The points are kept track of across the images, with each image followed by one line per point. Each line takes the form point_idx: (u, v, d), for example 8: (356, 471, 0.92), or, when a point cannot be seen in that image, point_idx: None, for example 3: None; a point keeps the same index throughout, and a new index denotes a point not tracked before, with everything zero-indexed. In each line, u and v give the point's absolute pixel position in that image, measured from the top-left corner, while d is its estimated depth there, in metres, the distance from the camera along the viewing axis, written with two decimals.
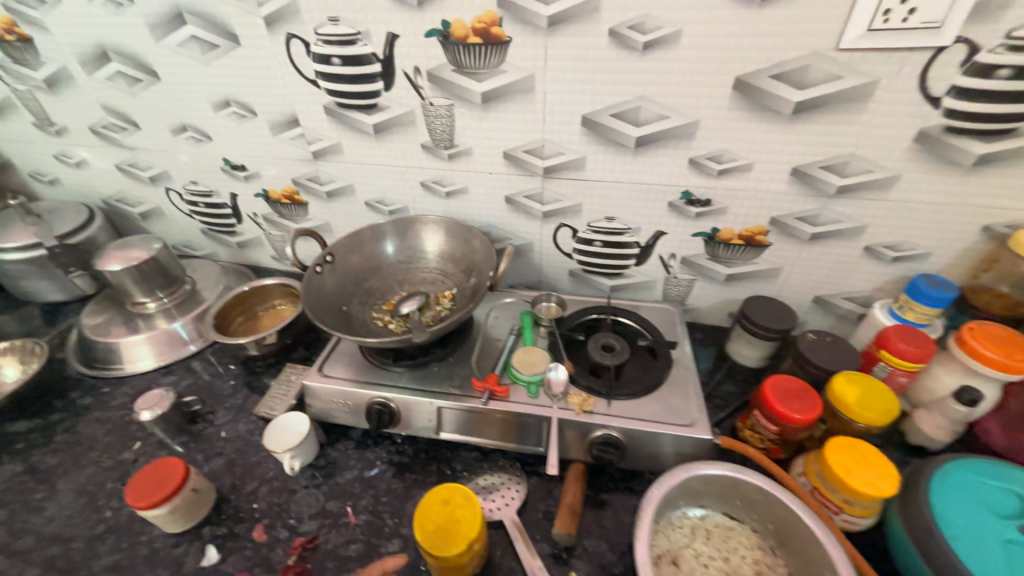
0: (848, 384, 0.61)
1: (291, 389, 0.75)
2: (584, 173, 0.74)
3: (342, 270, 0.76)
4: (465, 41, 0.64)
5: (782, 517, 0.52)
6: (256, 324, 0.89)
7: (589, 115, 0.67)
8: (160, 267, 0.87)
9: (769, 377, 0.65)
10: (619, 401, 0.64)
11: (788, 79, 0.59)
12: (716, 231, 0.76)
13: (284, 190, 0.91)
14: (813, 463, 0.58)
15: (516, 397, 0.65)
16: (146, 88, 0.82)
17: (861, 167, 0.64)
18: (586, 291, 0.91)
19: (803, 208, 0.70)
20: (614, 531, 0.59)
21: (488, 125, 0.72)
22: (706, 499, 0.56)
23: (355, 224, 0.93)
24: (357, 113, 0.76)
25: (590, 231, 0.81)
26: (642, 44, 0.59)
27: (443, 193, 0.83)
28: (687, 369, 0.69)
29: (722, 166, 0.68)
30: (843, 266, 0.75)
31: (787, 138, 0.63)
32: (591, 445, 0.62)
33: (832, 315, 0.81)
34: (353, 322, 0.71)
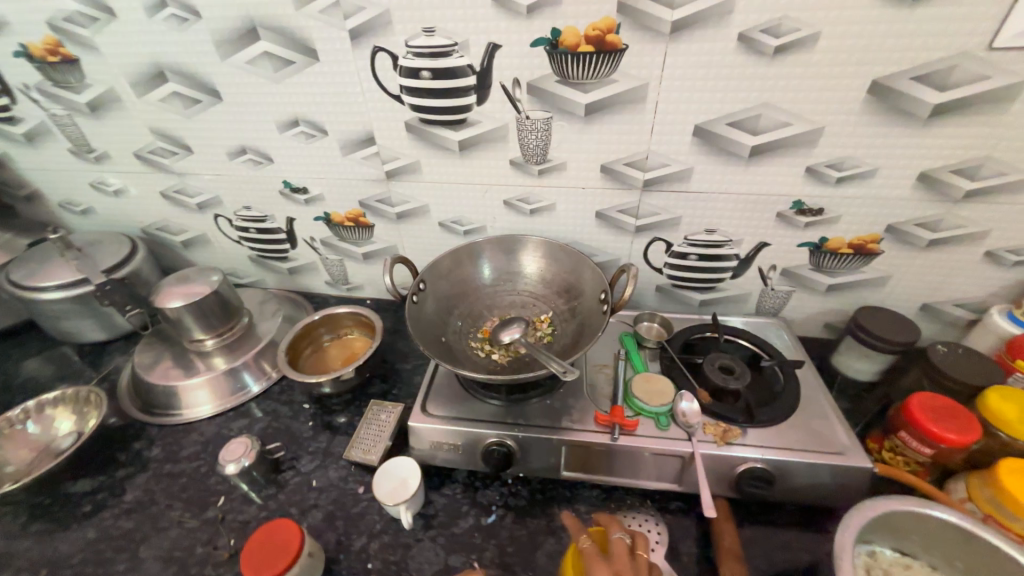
0: (1003, 400, 0.57)
1: (381, 429, 0.69)
2: (688, 184, 0.70)
3: (433, 298, 0.71)
4: (576, 50, 0.60)
5: (978, 556, 0.47)
6: (326, 357, 0.84)
7: (703, 124, 0.64)
8: (221, 301, 0.80)
9: (912, 395, 0.60)
10: (759, 429, 0.59)
11: (929, 81, 0.55)
12: (824, 240, 0.72)
13: (349, 212, 0.86)
14: (981, 488, 0.54)
15: (645, 431, 0.60)
16: (205, 110, 0.76)
17: (995, 170, 0.61)
18: (673, 306, 0.86)
19: (924, 214, 0.66)
20: (772, 573, 0.54)
21: (588, 138, 0.68)
22: (877, 536, 0.52)
23: (425, 245, 0.87)
24: (442, 129, 0.71)
25: (686, 245, 0.77)
26: (774, 48, 0.56)
27: (528, 211, 0.78)
28: (815, 390, 0.65)
29: (842, 173, 0.65)
30: (958, 272, 0.72)
31: (918, 142, 0.60)
32: (738, 480, 0.57)
33: (939, 322, 0.78)
34: (454, 355, 0.66)
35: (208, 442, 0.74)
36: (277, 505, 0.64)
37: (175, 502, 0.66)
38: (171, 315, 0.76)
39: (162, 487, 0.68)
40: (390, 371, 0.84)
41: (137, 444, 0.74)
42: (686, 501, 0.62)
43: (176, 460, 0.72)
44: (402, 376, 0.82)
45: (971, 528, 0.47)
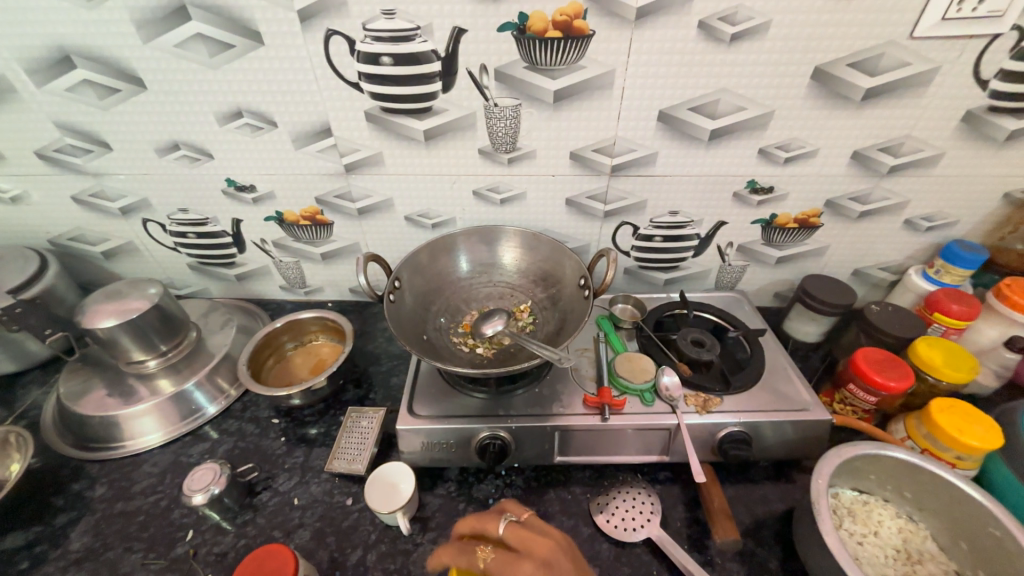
0: (929, 348, 0.66)
1: (364, 436, 0.66)
2: (653, 168, 0.72)
3: (409, 296, 0.69)
4: (544, 35, 0.59)
5: (922, 484, 0.55)
6: (291, 367, 0.78)
7: (667, 109, 0.66)
8: (163, 316, 0.71)
9: (857, 350, 0.67)
10: (733, 395, 0.64)
11: (861, 67, 0.61)
12: (774, 216, 0.78)
13: (304, 210, 0.80)
14: (917, 427, 0.62)
15: (631, 408, 0.62)
16: (126, 100, 0.67)
17: (913, 147, 0.69)
18: (640, 287, 0.90)
19: (856, 188, 0.74)
20: (754, 525, 0.59)
21: (558, 125, 0.68)
22: (840, 479, 0.58)
23: (390, 241, 0.84)
24: (405, 118, 0.68)
25: (652, 227, 0.80)
26: (730, 35, 0.59)
27: (498, 201, 0.77)
28: (775, 355, 0.71)
29: (789, 154, 0.70)
30: (883, 240, 0.81)
31: (852, 123, 0.67)
32: (720, 444, 0.61)
33: (868, 285, 0.87)
34: (438, 353, 0.65)
35: (164, 473, 0.67)
36: (257, 531, 0.59)
37: (133, 544, 0.59)
38: (103, 337, 0.67)
39: (116, 529, 0.60)
40: (363, 375, 0.80)
41: (76, 486, 0.65)
42: (672, 470, 0.65)
43: (128, 497, 0.64)
44: (377, 379, 0.79)
45: (918, 462, 0.53)
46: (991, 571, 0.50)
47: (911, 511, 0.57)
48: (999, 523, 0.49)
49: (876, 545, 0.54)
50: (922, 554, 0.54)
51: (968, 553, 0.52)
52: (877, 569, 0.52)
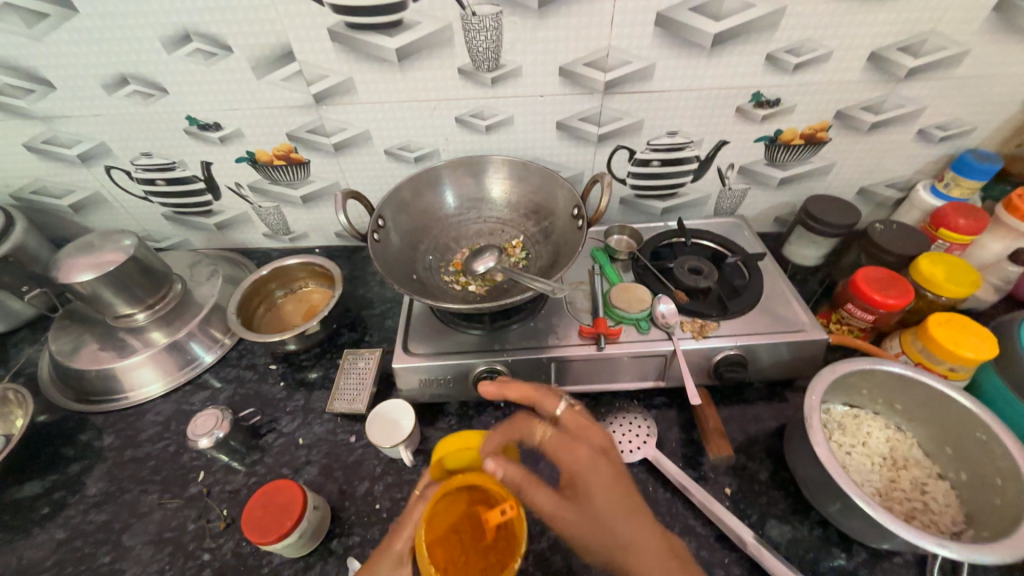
0: (932, 264, 0.64)
1: (362, 377, 0.66)
2: (651, 83, 0.66)
3: (395, 236, 0.66)
4: None
5: (912, 396, 0.56)
6: (282, 314, 0.77)
7: (666, 11, 0.59)
8: (142, 267, 0.69)
9: (857, 270, 0.66)
10: (730, 320, 0.63)
11: None
12: (779, 132, 0.73)
13: (276, 148, 0.74)
14: (912, 342, 0.62)
15: (627, 336, 0.62)
16: (59, 26, 0.60)
17: (936, 44, 0.62)
18: (636, 217, 0.86)
19: (870, 96, 0.68)
20: (747, 442, 0.61)
21: (544, 35, 0.61)
22: (832, 396, 0.59)
23: (372, 179, 0.79)
24: (374, 35, 0.61)
25: (649, 151, 0.75)
26: None
27: (483, 128, 0.72)
28: (773, 278, 0.70)
29: (800, 59, 0.64)
30: (893, 153, 0.76)
31: (871, 19, 0.60)
32: (716, 368, 0.61)
33: (872, 204, 0.84)
34: (429, 292, 0.63)
35: (169, 421, 0.68)
36: (266, 469, 0.61)
37: (148, 487, 0.61)
38: (83, 291, 0.65)
39: (129, 474, 0.62)
40: (357, 319, 0.79)
41: (83, 437, 0.67)
42: (667, 395, 0.66)
43: (137, 445, 0.65)
44: (371, 322, 0.78)
45: (911, 375, 0.54)
46: (973, 471, 0.52)
47: (900, 422, 0.59)
48: (986, 426, 0.50)
49: (864, 454, 0.56)
50: (907, 460, 0.56)
51: (952, 457, 0.54)
52: (863, 475, 0.55)
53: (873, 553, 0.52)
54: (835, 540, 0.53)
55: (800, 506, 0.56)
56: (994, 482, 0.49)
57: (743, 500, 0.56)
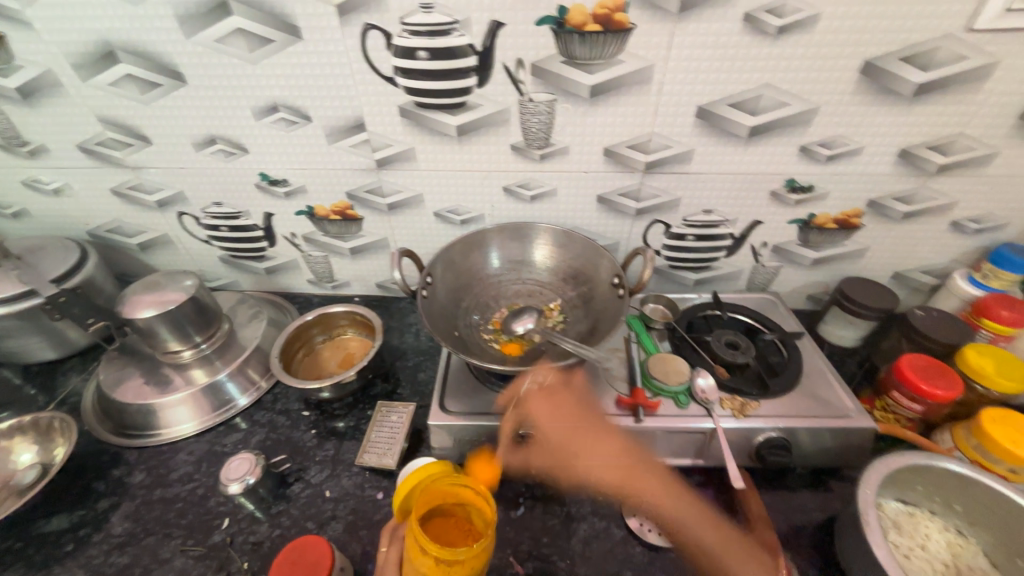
0: (979, 356, 0.63)
1: (394, 431, 0.67)
2: (688, 166, 0.71)
3: (441, 292, 0.69)
4: (583, 29, 0.58)
5: (973, 497, 0.53)
6: (320, 361, 0.79)
7: (706, 105, 0.64)
8: (199, 308, 0.73)
9: (900, 356, 0.65)
10: (772, 399, 0.62)
11: (914, 62, 0.58)
12: (813, 216, 0.76)
13: (335, 205, 0.80)
14: (966, 438, 0.59)
15: (665, 410, 0.61)
16: (167, 95, 0.69)
17: (965, 145, 0.66)
18: (669, 287, 0.88)
19: (902, 188, 0.71)
20: (791, 533, 0.58)
21: (593, 121, 0.67)
22: (885, 491, 0.56)
23: (418, 237, 0.84)
24: (439, 114, 0.67)
25: (684, 227, 0.79)
26: (777, 28, 0.57)
27: (527, 197, 0.76)
28: (814, 359, 0.69)
29: (832, 152, 0.68)
30: (927, 242, 0.77)
31: (901, 120, 0.64)
32: (757, 449, 0.59)
33: (907, 288, 0.84)
34: (470, 349, 0.64)
35: (199, 461, 0.68)
36: (291, 522, 0.60)
37: (172, 530, 0.60)
38: (142, 327, 0.68)
39: (155, 515, 0.62)
40: (391, 370, 0.80)
41: (116, 472, 0.67)
42: (706, 474, 0.64)
43: (166, 484, 0.66)
44: (405, 374, 0.79)
45: (969, 474, 0.51)
46: None
47: (960, 525, 0.55)
48: None
49: (924, 560, 0.52)
50: (972, 569, 0.52)
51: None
52: None
53: None
54: None
55: None
56: None
57: None
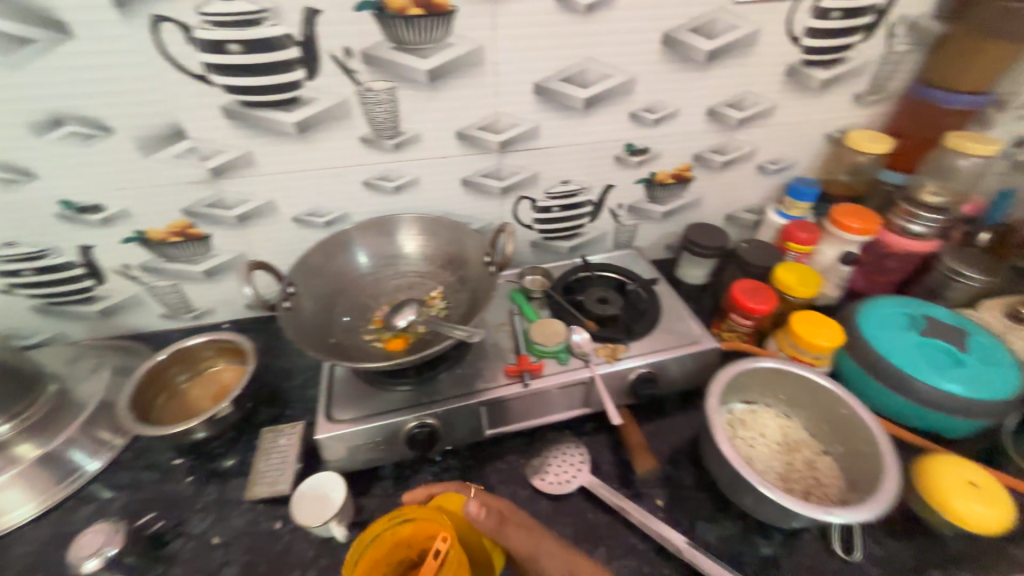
0: (787, 272, 0.77)
1: (285, 455, 0.62)
2: (539, 141, 0.75)
3: (309, 301, 0.65)
4: (404, 14, 0.58)
5: (790, 385, 0.64)
6: (187, 401, 0.70)
7: (541, 82, 0.68)
8: (9, 371, 0.63)
9: (733, 284, 0.77)
10: (639, 341, 0.70)
11: (700, 32, 0.68)
12: (654, 175, 0.85)
13: (171, 225, 0.71)
14: (785, 339, 0.72)
15: (550, 369, 0.66)
16: None
17: (753, 100, 0.78)
18: (548, 258, 0.93)
19: (716, 142, 0.83)
20: (669, 452, 0.66)
21: (438, 106, 0.67)
22: (730, 396, 0.66)
23: (280, 247, 0.78)
24: (271, 112, 0.63)
25: (548, 199, 0.83)
26: (585, 6, 0.62)
27: (391, 189, 0.75)
28: (671, 299, 0.78)
29: (656, 116, 0.76)
30: (744, 186, 0.92)
31: (702, 83, 0.74)
32: (631, 387, 0.67)
33: (738, 226, 0.99)
34: (349, 354, 0.61)
35: (44, 550, 0.57)
36: None
37: None
38: None
39: None
40: (275, 393, 0.74)
41: None
42: (597, 420, 0.70)
43: None
44: (292, 394, 0.74)
45: (782, 367, 0.63)
46: (846, 444, 0.60)
47: (788, 411, 0.67)
48: (846, 402, 0.59)
49: (764, 445, 0.63)
50: (799, 443, 0.64)
51: (830, 434, 0.62)
52: (765, 465, 0.61)
53: (787, 533, 0.58)
54: (755, 527, 0.58)
55: (723, 504, 0.60)
56: (860, 450, 0.57)
57: (674, 508, 0.60)
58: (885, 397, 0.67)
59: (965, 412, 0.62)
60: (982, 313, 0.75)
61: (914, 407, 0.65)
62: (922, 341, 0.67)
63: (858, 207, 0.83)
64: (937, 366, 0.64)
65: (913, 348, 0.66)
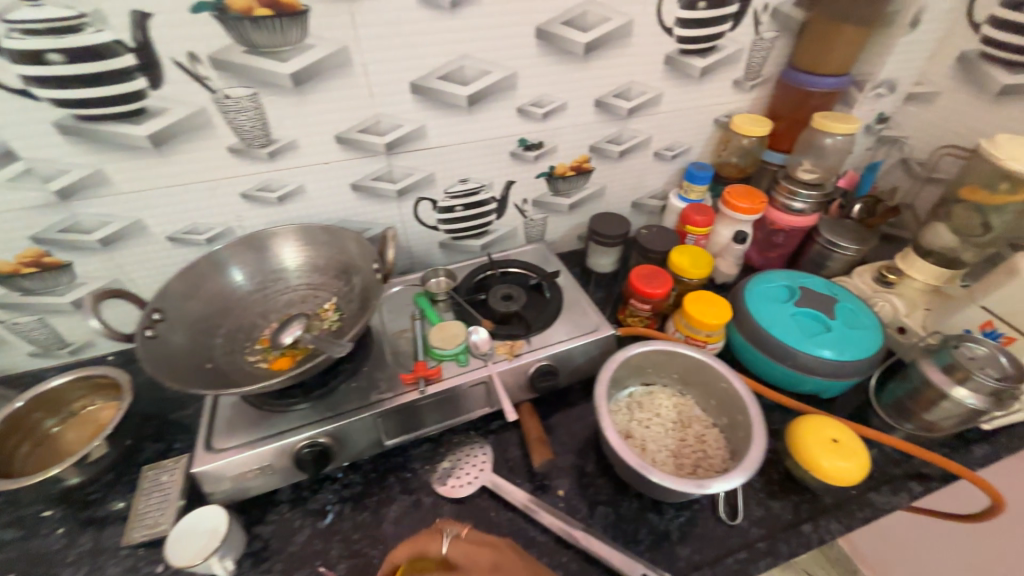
0: (680, 256, 0.80)
1: (167, 492, 0.58)
2: (427, 141, 0.73)
3: (182, 326, 0.60)
4: (250, 15, 0.54)
5: (679, 365, 0.67)
6: (57, 445, 0.65)
7: (418, 81, 0.66)
8: None
9: (631, 271, 0.79)
10: (538, 335, 0.71)
11: (573, 24, 0.68)
12: (553, 168, 0.86)
13: (22, 255, 0.65)
14: (680, 320, 0.75)
15: (449, 373, 0.65)
16: None
17: (639, 90, 0.80)
18: (460, 257, 0.93)
19: (609, 133, 0.85)
20: (573, 441, 0.68)
21: (310, 110, 0.64)
22: (627, 379, 0.69)
23: (159, 269, 0.72)
24: (117, 126, 0.58)
25: (449, 199, 0.82)
26: (449, 2, 0.61)
27: (274, 200, 0.71)
28: (573, 290, 0.79)
29: (544, 109, 0.76)
30: (644, 173, 0.94)
31: (585, 75, 0.75)
32: (530, 381, 0.67)
33: (645, 213, 1.02)
34: (226, 379, 0.58)
35: None
36: None
37: None
38: None
39: None
40: (165, 425, 0.69)
41: None
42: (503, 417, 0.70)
43: None
44: (184, 424, 0.69)
45: (669, 348, 0.65)
46: (730, 415, 0.63)
47: (682, 388, 0.69)
48: (725, 376, 0.62)
49: (659, 424, 0.66)
50: (692, 418, 0.66)
51: (717, 407, 0.65)
52: (658, 443, 0.64)
53: (678, 506, 0.60)
54: (650, 505, 0.60)
55: (620, 486, 0.62)
56: (739, 419, 0.60)
57: (574, 496, 0.61)
58: (771, 369, 0.71)
59: (837, 373, 0.67)
60: (855, 279, 0.81)
61: (796, 375, 0.69)
62: (798, 312, 0.72)
63: (746, 187, 0.88)
64: (810, 333, 0.69)
65: (790, 318, 0.71)
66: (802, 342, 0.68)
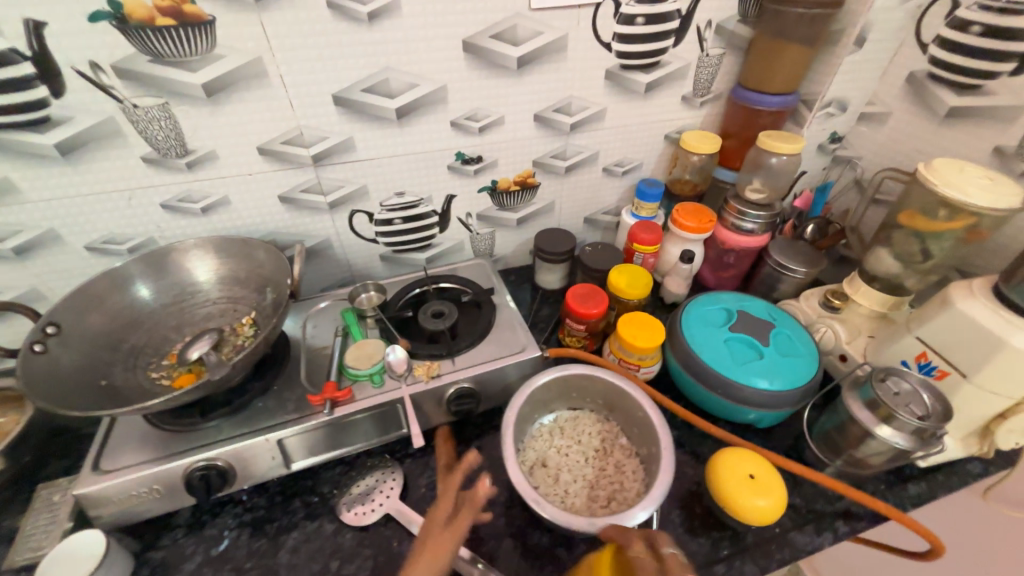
0: (619, 275, 0.77)
1: (56, 513, 0.56)
2: (356, 153, 0.72)
3: (82, 340, 0.59)
4: (153, 24, 0.53)
5: (602, 391, 0.64)
6: None
7: (340, 93, 0.65)
8: None
9: (568, 290, 0.77)
10: (462, 355, 0.68)
11: (502, 38, 0.67)
12: (495, 182, 0.84)
13: None
14: (615, 343, 0.73)
15: (362, 394, 0.62)
16: None
17: (581, 105, 0.78)
18: (404, 270, 0.91)
19: (553, 147, 0.83)
20: (491, 468, 0.65)
21: (227, 121, 0.63)
22: (552, 403, 0.67)
23: (78, 279, 0.71)
24: (18, 134, 0.56)
25: (386, 211, 0.81)
26: (366, 14, 0.60)
27: (197, 211, 0.70)
28: (508, 308, 0.77)
29: (480, 123, 0.75)
30: (594, 189, 0.92)
31: (521, 89, 0.73)
32: (447, 404, 0.65)
33: (599, 229, 1.00)
34: (120, 397, 0.56)
35: None
36: None
37: None
38: None
39: None
40: (74, 440, 0.67)
41: None
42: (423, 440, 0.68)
43: None
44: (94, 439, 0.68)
45: (589, 372, 0.63)
46: (648, 446, 0.60)
47: (608, 415, 0.67)
48: (642, 405, 0.59)
49: (579, 452, 0.63)
50: (615, 447, 0.64)
51: (638, 436, 0.63)
52: (574, 473, 0.61)
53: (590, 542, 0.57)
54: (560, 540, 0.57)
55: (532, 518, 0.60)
56: (655, 451, 0.57)
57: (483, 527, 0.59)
58: (704, 398, 0.68)
59: (771, 404, 0.63)
60: (800, 302, 0.79)
61: (730, 407, 0.66)
62: (731, 338, 0.69)
63: (695, 205, 0.86)
64: (740, 361, 0.66)
65: (722, 344, 0.68)
66: (731, 370, 0.65)
